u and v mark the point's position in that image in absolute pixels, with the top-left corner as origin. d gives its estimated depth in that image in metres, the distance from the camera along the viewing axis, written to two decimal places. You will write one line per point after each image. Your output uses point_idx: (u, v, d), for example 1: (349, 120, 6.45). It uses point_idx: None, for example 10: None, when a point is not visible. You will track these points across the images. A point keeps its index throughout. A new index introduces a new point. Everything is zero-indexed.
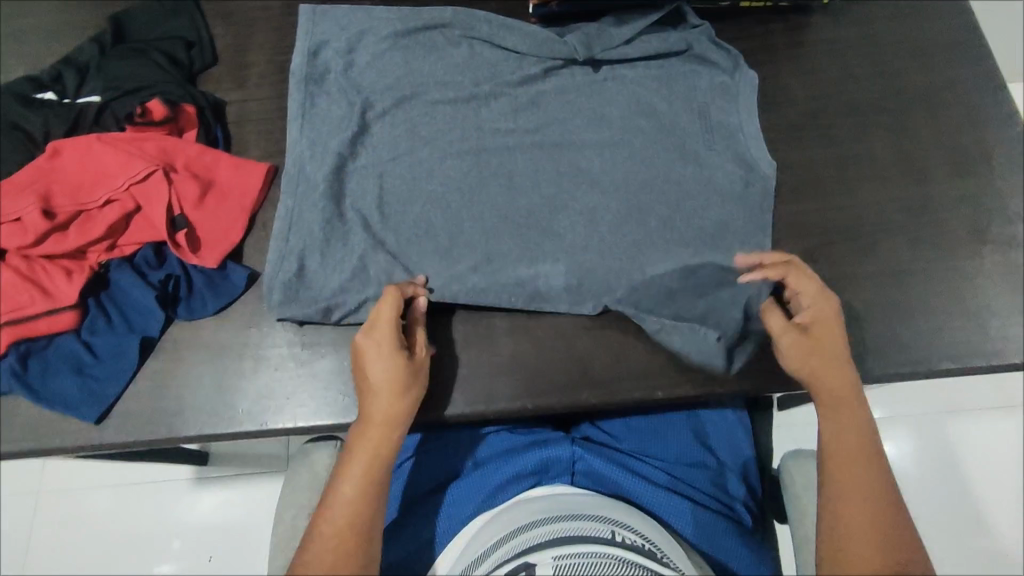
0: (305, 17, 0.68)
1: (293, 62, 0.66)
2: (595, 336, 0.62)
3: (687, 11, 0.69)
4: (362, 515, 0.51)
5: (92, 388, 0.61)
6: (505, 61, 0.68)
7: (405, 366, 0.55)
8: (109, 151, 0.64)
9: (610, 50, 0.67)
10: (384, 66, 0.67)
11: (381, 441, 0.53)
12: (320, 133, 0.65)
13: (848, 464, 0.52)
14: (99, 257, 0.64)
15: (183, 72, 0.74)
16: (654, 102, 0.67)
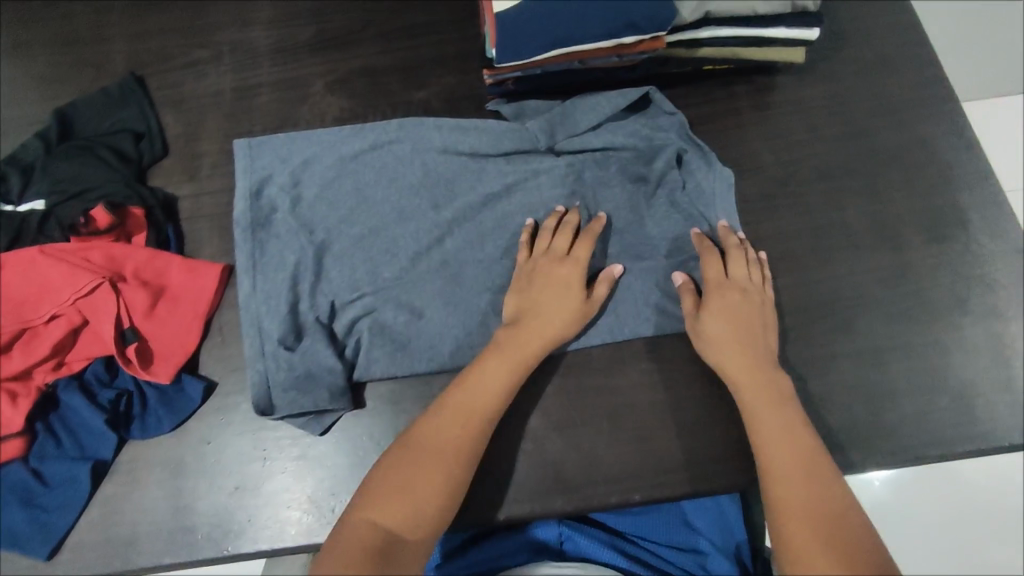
0: (244, 154, 0.65)
1: (236, 210, 0.63)
2: (565, 435, 0.59)
3: (658, 98, 0.66)
4: (470, 438, 0.53)
5: (42, 520, 0.58)
6: (462, 176, 0.65)
7: (570, 314, 0.58)
8: (52, 263, 0.62)
9: (573, 136, 0.66)
10: (335, 195, 0.64)
11: (514, 372, 0.56)
12: (275, 274, 0.62)
13: (777, 456, 0.52)
14: (44, 376, 0.61)
15: (133, 167, 0.71)
16: (622, 212, 0.64)
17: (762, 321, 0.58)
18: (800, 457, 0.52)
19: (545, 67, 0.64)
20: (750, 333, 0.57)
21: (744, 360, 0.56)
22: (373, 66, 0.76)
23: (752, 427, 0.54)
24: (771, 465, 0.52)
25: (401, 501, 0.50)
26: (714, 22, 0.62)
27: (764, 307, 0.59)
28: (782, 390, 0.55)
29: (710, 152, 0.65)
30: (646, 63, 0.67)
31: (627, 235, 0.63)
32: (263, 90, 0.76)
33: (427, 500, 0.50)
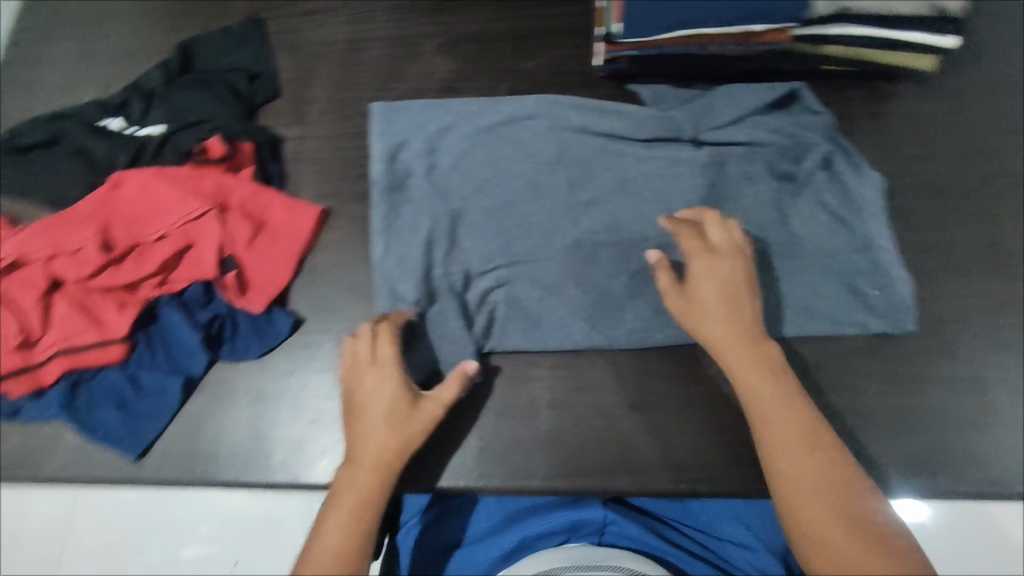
0: (378, 118, 0.71)
1: (373, 172, 0.68)
2: (639, 417, 0.60)
3: (806, 95, 0.67)
4: (353, 553, 0.51)
5: (132, 424, 0.62)
6: (598, 156, 0.68)
7: (394, 424, 0.55)
8: (166, 185, 0.65)
9: (717, 127, 0.67)
10: (470, 164, 0.69)
11: (373, 495, 0.53)
12: (411, 234, 0.66)
13: (780, 434, 0.51)
14: (149, 291, 0.64)
15: (244, 104, 0.74)
16: (750, 208, 0.65)
17: (748, 296, 0.57)
18: (805, 438, 0.51)
19: (659, 50, 0.63)
20: (738, 308, 0.56)
21: (733, 336, 0.55)
22: (485, 31, 0.77)
23: (755, 414, 0.53)
24: (773, 440, 0.51)
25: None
26: (851, 18, 0.59)
27: (743, 279, 0.57)
28: (760, 366, 0.54)
29: (857, 154, 0.65)
30: (766, 57, 0.64)
31: (753, 230, 0.64)
32: (375, 44, 0.78)
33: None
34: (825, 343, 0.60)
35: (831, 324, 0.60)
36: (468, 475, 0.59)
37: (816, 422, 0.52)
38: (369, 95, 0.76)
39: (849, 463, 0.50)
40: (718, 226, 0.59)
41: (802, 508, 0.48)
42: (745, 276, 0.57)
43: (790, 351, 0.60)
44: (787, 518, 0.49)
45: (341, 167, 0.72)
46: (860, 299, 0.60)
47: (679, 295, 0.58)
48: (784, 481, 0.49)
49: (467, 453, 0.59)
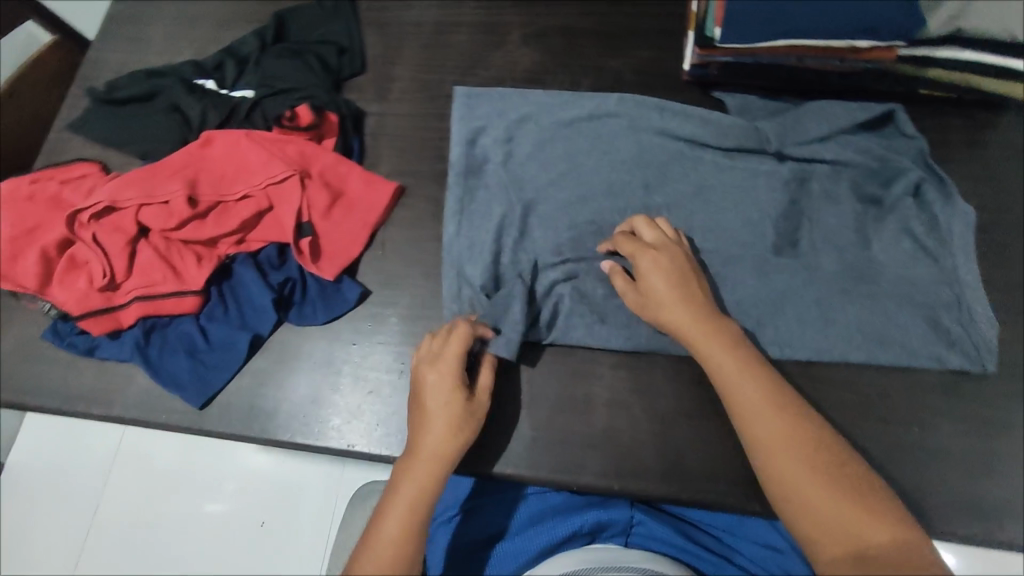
0: (461, 103, 0.71)
1: (453, 154, 0.69)
2: (696, 426, 0.59)
3: (902, 118, 0.65)
4: (407, 554, 0.50)
5: (200, 373, 0.64)
6: (677, 161, 0.67)
7: (454, 423, 0.54)
8: (255, 148, 0.67)
9: (803, 143, 0.66)
10: (546, 155, 0.69)
11: (428, 490, 0.52)
12: (483, 220, 0.66)
13: (760, 414, 0.49)
14: (227, 248, 0.67)
15: (332, 77, 0.76)
16: (831, 229, 0.63)
17: (690, 279, 0.56)
18: (782, 416, 0.49)
19: (756, 58, 0.62)
20: (688, 289, 0.55)
21: (695, 320, 0.54)
22: (571, 25, 0.77)
23: (728, 400, 0.51)
24: (753, 421, 0.49)
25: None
26: (960, 41, 0.58)
27: (684, 263, 0.57)
28: (729, 346, 0.53)
29: (951, 184, 0.63)
30: (864, 74, 0.64)
31: (830, 253, 0.62)
32: (462, 29, 0.78)
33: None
34: (898, 374, 0.58)
35: (905, 356, 0.58)
36: (518, 463, 0.59)
37: (789, 398, 0.50)
38: (452, 78, 0.76)
39: (832, 436, 0.49)
40: (649, 226, 0.60)
41: (800, 487, 0.46)
42: (684, 258, 0.58)
43: (861, 378, 0.59)
44: (785, 499, 0.46)
45: (420, 147, 0.73)
46: (936, 335, 0.58)
47: (634, 292, 0.58)
48: (772, 461, 0.47)
49: (519, 440, 0.59)
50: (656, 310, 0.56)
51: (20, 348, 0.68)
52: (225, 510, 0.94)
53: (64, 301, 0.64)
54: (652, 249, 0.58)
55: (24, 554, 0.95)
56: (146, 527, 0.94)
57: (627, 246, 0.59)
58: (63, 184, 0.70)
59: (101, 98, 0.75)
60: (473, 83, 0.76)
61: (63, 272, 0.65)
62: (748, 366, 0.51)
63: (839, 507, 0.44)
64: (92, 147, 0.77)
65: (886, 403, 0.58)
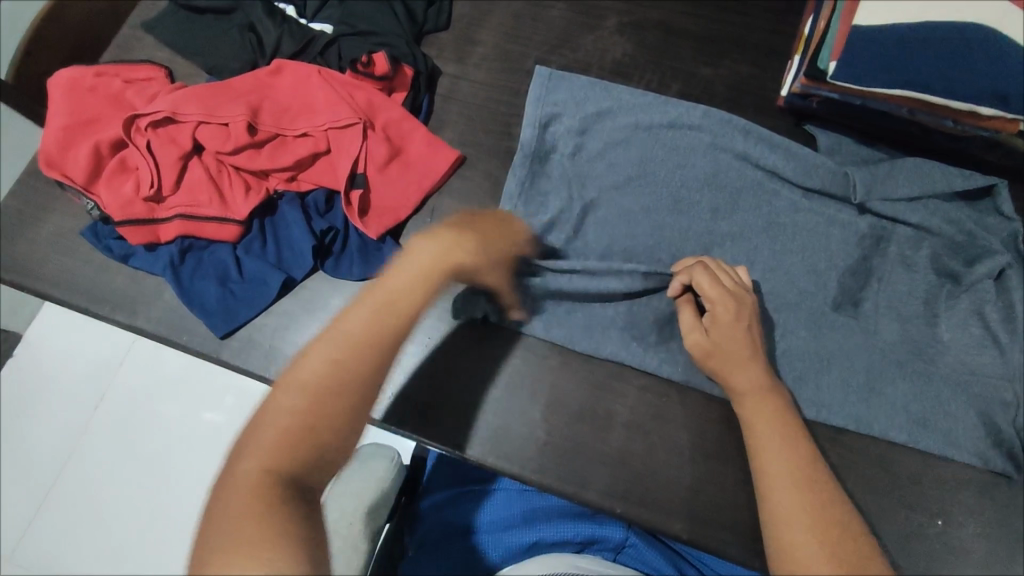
0: (540, 83, 0.68)
1: (524, 135, 0.65)
2: (713, 467, 0.57)
3: (1003, 195, 0.60)
4: (357, 370, 0.41)
5: (227, 303, 0.63)
6: (752, 190, 0.63)
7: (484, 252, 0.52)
8: (324, 88, 0.65)
9: (891, 200, 0.61)
10: (616, 158, 0.65)
11: (399, 307, 0.44)
12: (537, 211, 0.64)
13: (782, 475, 0.47)
14: (276, 183, 0.65)
15: (415, 28, 0.73)
16: (898, 295, 0.60)
17: (757, 335, 0.55)
18: (809, 483, 0.47)
19: (866, 100, 0.58)
20: (754, 352, 0.54)
21: (751, 379, 0.53)
22: (672, 24, 0.72)
23: (756, 454, 0.50)
24: (773, 475, 0.48)
25: (285, 422, 0.39)
26: None
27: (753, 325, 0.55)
28: (780, 413, 0.51)
29: None
30: (974, 140, 0.61)
31: (895, 323, 0.59)
32: (557, 4, 0.74)
33: (325, 431, 0.39)
34: (933, 461, 0.56)
35: (947, 444, 0.55)
36: (525, 463, 0.58)
37: (823, 477, 0.48)
38: (536, 53, 0.73)
39: (858, 528, 0.46)
40: (728, 271, 0.57)
41: (796, 548, 0.44)
42: (756, 316, 0.56)
43: (893, 456, 0.56)
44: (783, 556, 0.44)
45: (490, 120, 0.70)
46: (983, 430, 0.56)
47: (700, 334, 0.56)
48: (778, 515, 0.46)
49: (531, 439, 0.58)
50: (722, 366, 0.54)
51: (57, 239, 0.68)
52: (220, 420, 0.95)
53: (107, 203, 0.63)
54: (737, 302, 0.55)
55: (26, 426, 0.97)
56: (141, 426, 0.95)
57: (709, 289, 0.55)
58: (126, 84, 0.68)
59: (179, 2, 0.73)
60: (557, 63, 0.72)
61: (113, 173, 0.64)
62: (791, 432, 0.50)
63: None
64: (162, 51, 0.76)
65: (915, 487, 0.55)
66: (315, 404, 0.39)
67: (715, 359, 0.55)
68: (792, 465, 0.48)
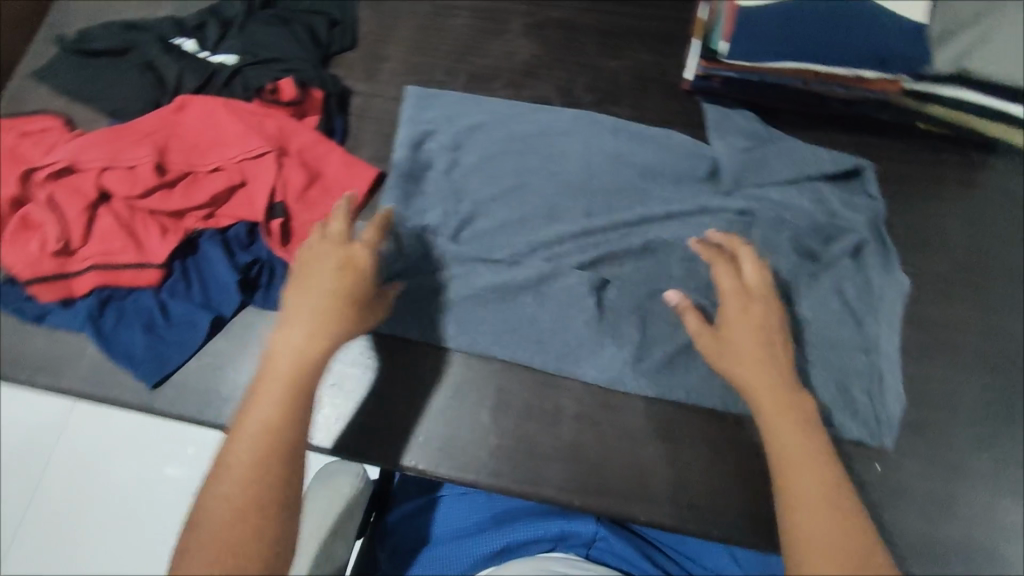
0: (411, 103, 0.69)
1: (396, 154, 0.66)
2: (664, 446, 0.58)
3: (869, 176, 0.64)
4: (275, 462, 0.43)
5: (156, 350, 0.61)
6: (662, 174, 0.66)
7: (354, 304, 0.50)
8: (233, 121, 0.64)
9: (762, 185, 0.64)
10: (492, 168, 0.67)
11: (287, 381, 0.46)
12: (413, 228, 0.64)
13: (809, 491, 0.44)
14: (195, 222, 0.64)
15: (320, 51, 0.72)
16: (817, 257, 0.62)
17: (778, 330, 0.53)
18: (828, 478, 0.45)
19: (763, 77, 0.60)
20: (775, 349, 0.52)
21: (762, 340, 0.52)
22: (574, 21, 0.74)
23: (770, 439, 0.48)
24: (789, 466, 0.46)
25: (219, 545, 0.40)
26: (959, 81, 0.58)
27: (777, 322, 0.54)
28: (804, 414, 0.49)
29: (893, 252, 0.62)
30: (870, 103, 0.64)
31: (820, 285, 0.61)
32: (460, 13, 0.75)
33: (258, 536, 0.40)
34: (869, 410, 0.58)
35: (871, 405, 0.57)
36: (479, 470, 0.57)
37: (842, 478, 0.46)
38: (445, 63, 0.73)
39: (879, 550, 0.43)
40: (757, 267, 0.56)
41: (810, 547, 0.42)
42: (776, 314, 0.54)
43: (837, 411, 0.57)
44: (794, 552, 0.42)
45: None
46: (891, 393, 0.58)
47: (712, 331, 0.54)
48: (794, 506, 0.44)
49: (483, 446, 0.58)
50: (733, 355, 0.52)
51: None
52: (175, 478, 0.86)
53: (12, 264, 0.60)
54: (756, 299, 0.54)
55: None
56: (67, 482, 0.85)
57: (726, 281, 0.56)
58: (23, 138, 0.66)
59: (71, 48, 0.71)
60: (467, 71, 0.73)
61: (15, 231, 0.61)
62: (807, 423, 0.49)
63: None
64: (56, 98, 0.72)
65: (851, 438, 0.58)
66: (250, 504, 0.41)
67: (720, 346, 0.53)
68: (809, 457, 0.46)
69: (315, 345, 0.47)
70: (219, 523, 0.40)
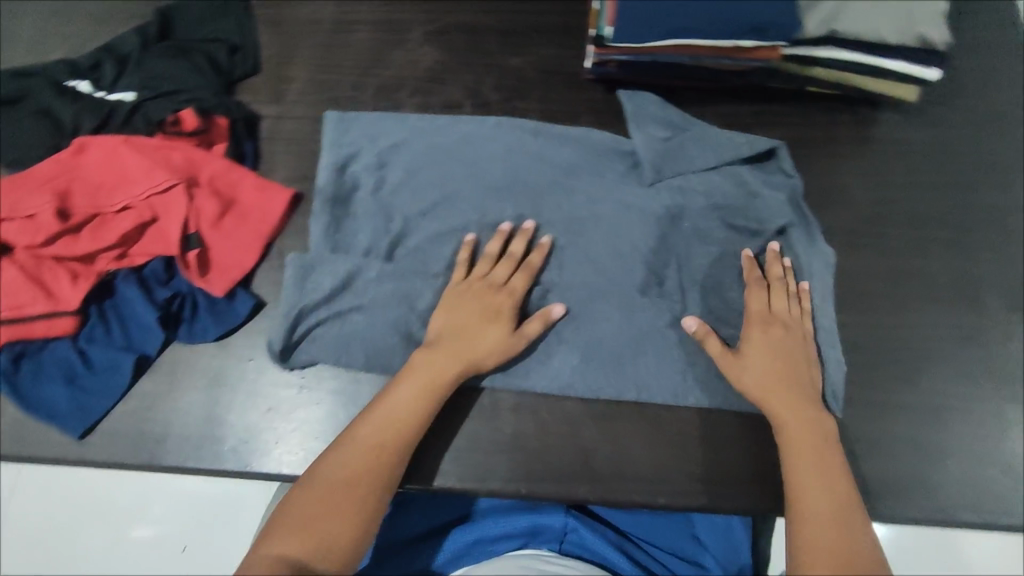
0: (331, 126, 0.67)
1: (320, 180, 0.65)
2: (602, 426, 0.59)
3: (783, 156, 0.65)
4: (376, 473, 0.51)
5: (79, 400, 0.60)
6: (574, 157, 0.66)
7: (493, 348, 0.57)
8: (135, 157, 0.63)
9: (683, 172, 0.64)
10: (418, 185, 0.66)
11: (422, 406, 0.54)
12: (348, 254, 0.63)
13: (818, 500, 0.49)
14: (107, 263, 0.62)
15: (222, 78, 0.72)
16: (728, 223, 0.64)
17: (800, 352, 0.57)
18: (837, 495, 0.49)
19: (655, 56, 0.62)
20: (794, 370, 0.56)
21: (781, 339, 0.57)
22: (473, 24, 0.75)
23: (789, 452, 0.53)
24: (803, 482, 0.50)
25: (308, 522, 0.47)
26: (835, 41, 0.60)
27: (799, 346, 0.57)
28: (821, 432, 0.53)
29: (816, 230, 0.63)
30: (758, 72, 0.65)
31: (733, 250, 0.63)
32: (361, 27, 0.76)
33: (342, 528, 0.48)
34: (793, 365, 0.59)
35: None
36: (423, 474, 0.57)
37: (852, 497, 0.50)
38: (351, 78, 0.73)
39: (855, 514, 0.49)
40: (783, 294, 0.60)
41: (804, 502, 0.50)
42: (801, 339, 0.58)
43: None
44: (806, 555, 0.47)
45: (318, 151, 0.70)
46: (832, 360, 0.58)
47: (730, 355, 0.57)
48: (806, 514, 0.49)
49: (423, 450, 0.58)
50: (752, 377, 0.56)
51: None
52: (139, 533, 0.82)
53: None
54: (781, 324, 0.58)
55: None
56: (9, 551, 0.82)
57: (757, 304, 0.59)
58: None
59: None
60: (373, 83, 0.73)
61: None
62: (825, 443, 0.53)
63: (818, 545, 0.47)
64: None
65: None
66: (340, 497, 0.49)
67: (742, 366, 0.56)
68: (825, 473, 0.51)
69: (421, 375, 0.55)
70: (313, 509, 0.48)
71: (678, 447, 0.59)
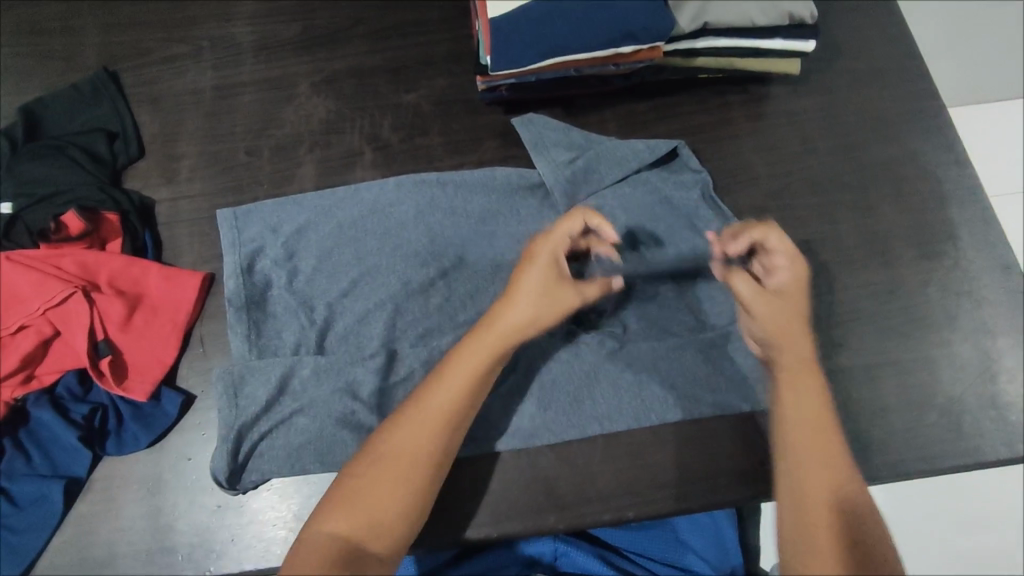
0: (228, 226, 0.64)
1: (228, 288, 0.61)
2: (560, 451, 0.59)
3: (686, 154, 0.66)
4: (430, 456, 0.49)
5: (10, 542, 0.56)
6: (484, 186, 0.66)
7: (550, 300, 0.54)
8: (22, 272, 0.59)
9: (596, 191, 0.65)
10: (334, 266, 0.63)
11: (480, 371, 0.52)
12: (277, 356, 0.61)
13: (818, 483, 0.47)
14: (12, 391, 0.58)
15: (106, 169, 0.68)
16: (645, 224, 0.64)
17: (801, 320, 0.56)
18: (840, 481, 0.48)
19: (538, 75, 0.64)
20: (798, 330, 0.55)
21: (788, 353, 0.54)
22: (360, 66, 0.74)
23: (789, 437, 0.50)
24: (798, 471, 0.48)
25: (358, 508, 0.47)
26: (710, 33, 0.63)
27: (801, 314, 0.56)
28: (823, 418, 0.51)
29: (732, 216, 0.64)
30: (644, 71, 0.66)
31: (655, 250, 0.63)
32: (246, 89, 0.73)
33: (393, 515, 0.47)
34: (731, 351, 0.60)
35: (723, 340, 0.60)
36: None
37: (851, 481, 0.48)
38: (244, 144, 0.71)
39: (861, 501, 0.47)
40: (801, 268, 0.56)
41: (805, 492, 0.47)
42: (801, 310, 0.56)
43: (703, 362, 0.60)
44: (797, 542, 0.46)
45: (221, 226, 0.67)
46: None
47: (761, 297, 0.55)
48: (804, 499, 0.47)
49: None
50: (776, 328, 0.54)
51: None
52: None
53: None
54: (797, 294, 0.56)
55: None
56: None
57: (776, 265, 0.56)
58: None
59: None
60: (268, 145, 0.71)
61: None
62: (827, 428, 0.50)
63: (817, 535, 0.45)
64: None
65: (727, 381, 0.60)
66: (397, 479, 0.48)
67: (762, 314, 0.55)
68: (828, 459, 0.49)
69: (483, 339, 0.53)
70: (366, 494, 0.47)
71: (638, 455, 0.59)
